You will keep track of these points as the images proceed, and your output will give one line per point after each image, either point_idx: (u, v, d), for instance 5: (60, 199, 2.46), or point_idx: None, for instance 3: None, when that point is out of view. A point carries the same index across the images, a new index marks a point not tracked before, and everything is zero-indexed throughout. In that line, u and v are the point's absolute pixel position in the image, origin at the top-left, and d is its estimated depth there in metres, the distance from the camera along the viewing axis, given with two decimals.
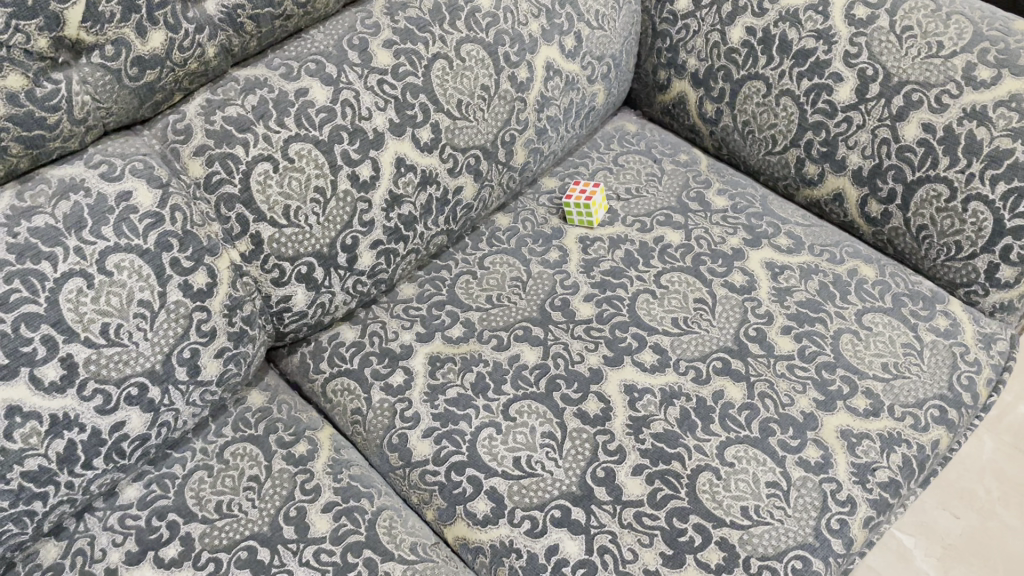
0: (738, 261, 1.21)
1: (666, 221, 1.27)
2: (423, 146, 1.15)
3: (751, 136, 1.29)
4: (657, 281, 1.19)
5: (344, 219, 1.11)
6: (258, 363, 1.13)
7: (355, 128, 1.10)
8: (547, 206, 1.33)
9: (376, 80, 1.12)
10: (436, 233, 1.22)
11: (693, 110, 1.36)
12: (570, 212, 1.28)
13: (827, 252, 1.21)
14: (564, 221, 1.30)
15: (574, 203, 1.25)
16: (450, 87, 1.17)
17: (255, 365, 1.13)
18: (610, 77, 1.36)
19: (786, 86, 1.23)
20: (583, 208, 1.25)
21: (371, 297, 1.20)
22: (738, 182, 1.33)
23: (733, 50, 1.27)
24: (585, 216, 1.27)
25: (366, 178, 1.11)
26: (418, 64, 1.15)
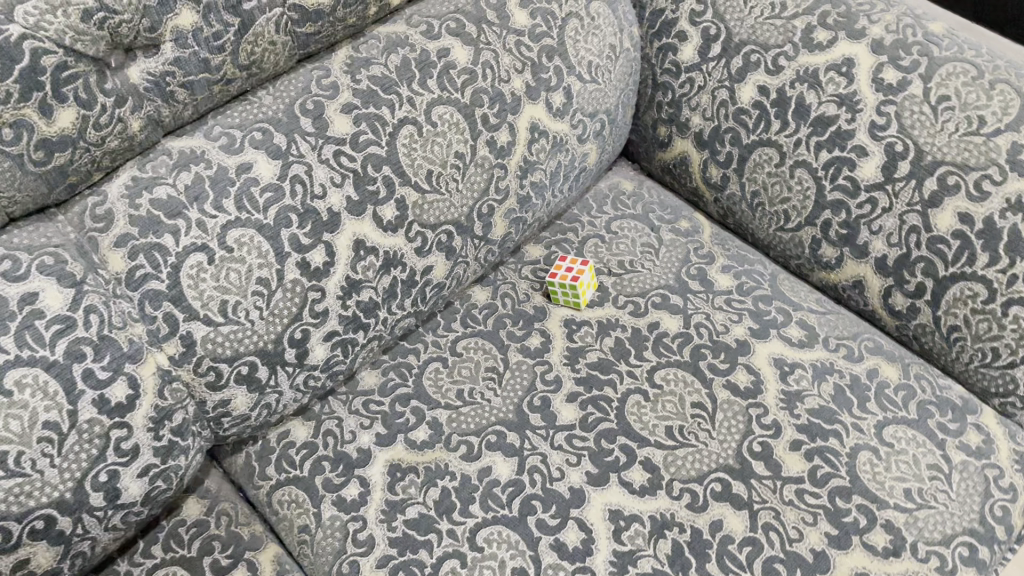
0: (743, 356, 1.07)
1: (662, 304, 1.12)
2: (387, 225, 1.01)
3: (761, 209, 1.14)
4: (651, 379, 1.05)
5: (292, 312, 0.96)
6: (195, 470, 1.00)
7: (306, 209, 0.96)
8: (530, 280, 1.19)
9: (332, 152, 0.98)
10: (401, 317, 1.08)
11: (696, 173, 1.21)
12: (554, 291, 1.13)
13: (844, 348, 1.07)
14: (548, 299, 1.16)
15: (558, 282, 1.11)
16: (418, 155, 1.02)
17: (192, 472, 0.99)
18: (604, 134, 1.21)
19: (802, 157, 1.08)
20: (568, 288, 1.10)
21: (326, 390, 1.06)
22: (745, 257, 1.18)
23: (743, 111, 1.13)
24: (570, 296, 1.12)
25: (318, 265, 0.97)
26: (381, 131, 1.00)
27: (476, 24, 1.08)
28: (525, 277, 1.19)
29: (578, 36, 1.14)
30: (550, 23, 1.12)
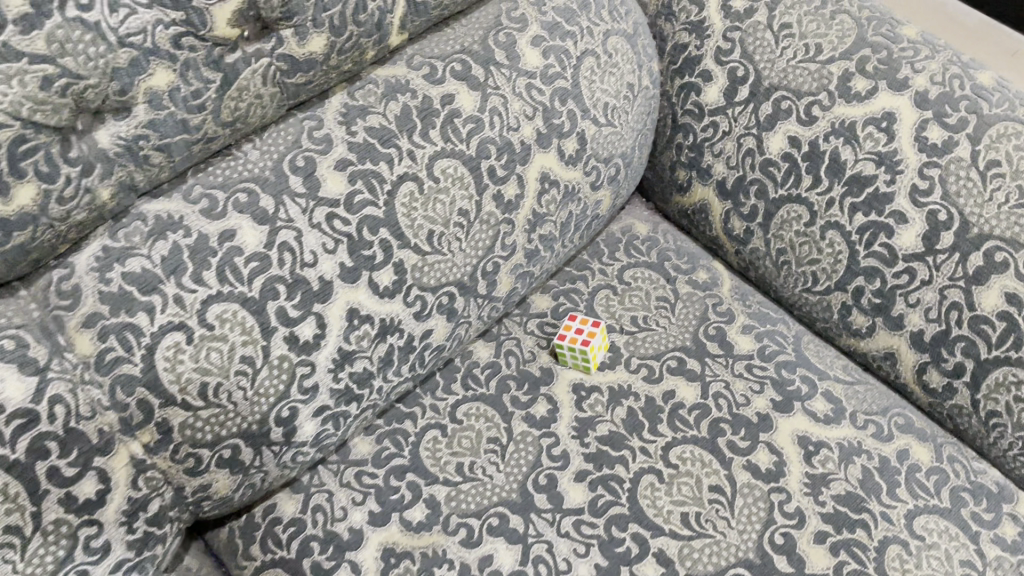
0: (764, 433, 1.00)
1: (679, 369, 1.05)
2: (384, 291, 0.93)
3: (786, 268, 1.06)
4: (666, 457, 0.98)
5: (279, 390, 0.88)
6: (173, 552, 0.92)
7: (296, 279, 0.88)
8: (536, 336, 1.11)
9: (324, 215, 0.89)
10: (398, 383, 1.00)
11: (716, 222, 1.12)
12: (562, 354, 1.05)
13: (872, 425, 1.00)
14: (555, 359, 1.08)
15: (566, 344, 1.03)
16: (418, 215, 0.94)
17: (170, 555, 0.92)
18: (619, 179, 1.12)
19: (834, 218, 1.00)
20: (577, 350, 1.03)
21: (316, 460, 0.98)
22: (768, 315, 1.10)
23: (771, 162, 1.04)
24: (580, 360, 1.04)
25: (308, 338, 0.89)
26: (379, 190, 0.92)
27: (484, 66, 0.99)
28: (532, 333, 1.11)
29: (594, 75, 1.05)
30: (565, 63, 1.03)
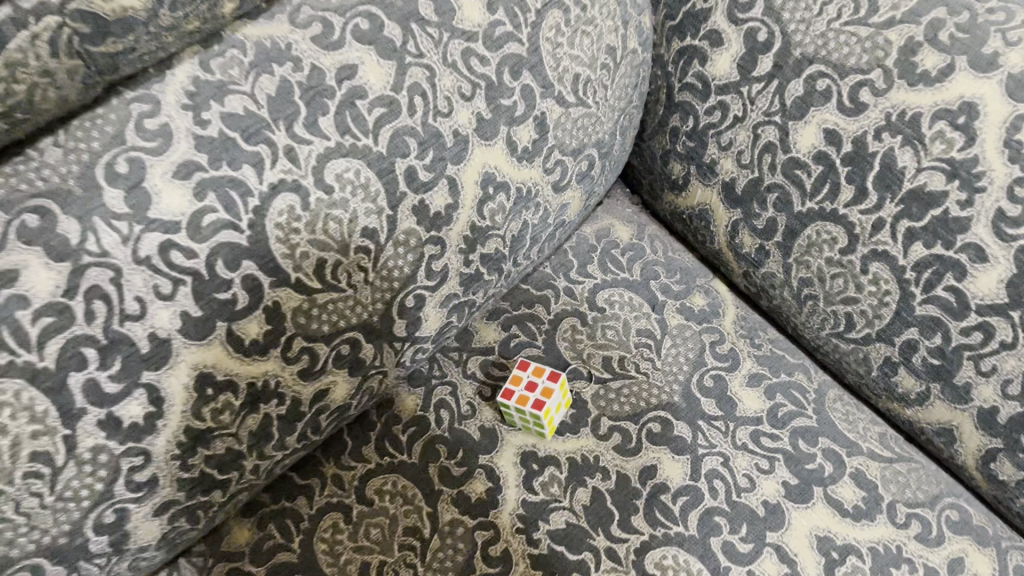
0: (772, 532, 0.75)
1: (662, 438, 0.80)
2: (251, 347, 0.66)
3: (810, 304, 0.80)
4: (640, 565, 0.73)
5: (97, 491, 0.63)
6: None
7: (114, 340, 0.60)
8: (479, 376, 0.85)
9: (157, 246, 0.61)
10: (284, 457, 0.75)
11: (720, 235, 0.85)
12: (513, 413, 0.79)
13: (917, 523, 0.75)
14: (501, 415, 0.82)
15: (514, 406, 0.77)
16: (301, 239, 0.66)
17: None
18: (593, 175, 0.85)
19: (882, 245, 0.72)
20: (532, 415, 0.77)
21: (171, 557, 0.73)
22: (783, 360, 0.84)
23: (799, 164, 0.75)
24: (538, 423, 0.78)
25: (135, 420, 0.63)
26: (241, 207, 0.64)
27: (402, 23, 0.68)
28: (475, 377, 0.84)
29: (561, 37, 0.75)
30: (518, 19, 0.72)
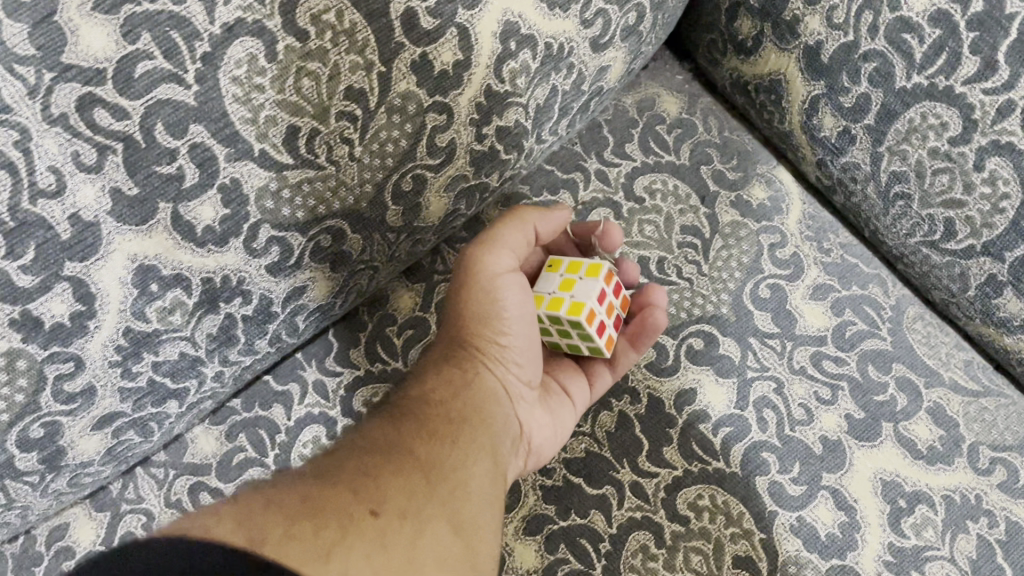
0: (829, 474, 0.63)
1: (705, 356, 0.67)
2: (205, 236, 0.53)
3: (899, 205, 0.65)
4: (670, 504, 0.63)
5: (17, 403, 0.52)
6: None
7: (24, 223, 0.48)
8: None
9: (77, 101, 0.47)
10: (255, 362, 0.64)
11: (792, 112, 0.69)
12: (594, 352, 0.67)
13: (1003, 468, 0.63)
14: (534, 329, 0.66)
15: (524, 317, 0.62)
16: (265, 99, 0.52)
17: None
18: (642, 32, 0.69)
19: (1006, 135, 0.57)
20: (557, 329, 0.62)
21: (125, 469, 0.63)
22: (856, 270, 0.70)
23: (909, 26, 0.58)
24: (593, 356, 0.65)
25: (60, 321, 0.51)
26: (186, 54, 0.49)
27: None
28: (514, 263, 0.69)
29: None
30: None
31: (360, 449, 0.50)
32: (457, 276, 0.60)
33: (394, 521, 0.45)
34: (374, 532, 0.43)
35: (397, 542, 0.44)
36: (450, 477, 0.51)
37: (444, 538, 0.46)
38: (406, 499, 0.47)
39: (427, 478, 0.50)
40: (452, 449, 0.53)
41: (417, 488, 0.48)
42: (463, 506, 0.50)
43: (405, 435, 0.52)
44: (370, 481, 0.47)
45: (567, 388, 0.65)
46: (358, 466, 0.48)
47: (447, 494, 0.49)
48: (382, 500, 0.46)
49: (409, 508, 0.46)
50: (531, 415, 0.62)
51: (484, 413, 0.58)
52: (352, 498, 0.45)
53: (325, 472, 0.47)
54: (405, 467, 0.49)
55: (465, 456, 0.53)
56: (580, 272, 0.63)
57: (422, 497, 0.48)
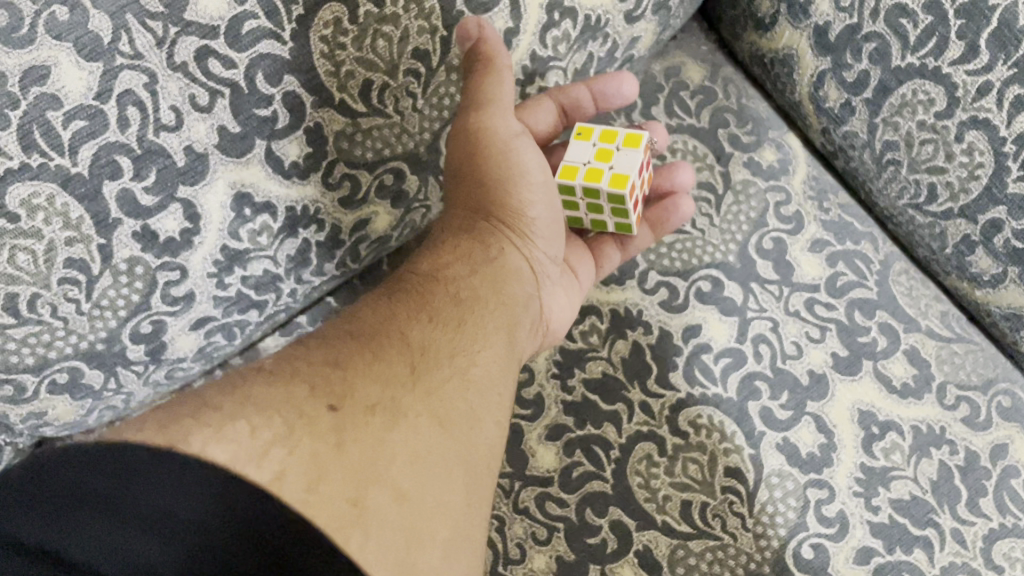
0: (813, 402, 0.73)
1: (711, 297, 0.77)
2: (291, 170, 0.64)
3: (890, 171, 0.74)
4: (674, 421, 0.73)
5: (133, 302, 0.63)
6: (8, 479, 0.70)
7: (147, 151, 0.58)
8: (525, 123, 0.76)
9: (195, 52, 0.57)
10: (322, 283, 0.74)
11: (802, 84, 0.78)
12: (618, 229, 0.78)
13: (966, 405, 0.73)
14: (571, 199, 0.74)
15: (564, 185, 0.72)
16: (347, 56, 0.62)
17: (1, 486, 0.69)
18: (672, 6, 0.77)
19: (983, 112, 0.65)
20: (597, 200, 0.73)
21: (208, 368, 0.74)
22: (850, 227, 0.79)
23: (905, 11, 0.67)
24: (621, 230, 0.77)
25: (172, 236, 0.62)
26: (284, 15, 0.58)
27: None
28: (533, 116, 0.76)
29: None
30: None
31: (354, 334, 0.58)
32: (464, 161, 0.69)
33: (355, 412, 0.51)
34: (335, 422, 0.49)
35: (357, 434, 0.49)
36: (445, 359, 0.59)
37: (424, 422, 0.53)
38: (383, 388, 0.54)
39: (413, 365, 0.57)
40: (452, 336, 0.61)
41: (404, 378, 0.55)
42: (448, 393, 0.57)
43: (398, 322, 0.60)
44: (348, 369, 0.54)
45: (575, 267, 0.77)
46: (347, 349, 0.56)
47: (433, 382, 0.57)
48: (356, 390, 0.52)
49: (383, 398, 0.53)
50: (547, 288, 0.73)
51: (486, 296, 0.66)
52: (320, 389, 0.51)
53: (305, 362, 0.54)
54: (393, 353, 0.57)
55: (462, 347, 0.61)
56: (618, 142, 0.73)
57: (404, 385, 0.55)
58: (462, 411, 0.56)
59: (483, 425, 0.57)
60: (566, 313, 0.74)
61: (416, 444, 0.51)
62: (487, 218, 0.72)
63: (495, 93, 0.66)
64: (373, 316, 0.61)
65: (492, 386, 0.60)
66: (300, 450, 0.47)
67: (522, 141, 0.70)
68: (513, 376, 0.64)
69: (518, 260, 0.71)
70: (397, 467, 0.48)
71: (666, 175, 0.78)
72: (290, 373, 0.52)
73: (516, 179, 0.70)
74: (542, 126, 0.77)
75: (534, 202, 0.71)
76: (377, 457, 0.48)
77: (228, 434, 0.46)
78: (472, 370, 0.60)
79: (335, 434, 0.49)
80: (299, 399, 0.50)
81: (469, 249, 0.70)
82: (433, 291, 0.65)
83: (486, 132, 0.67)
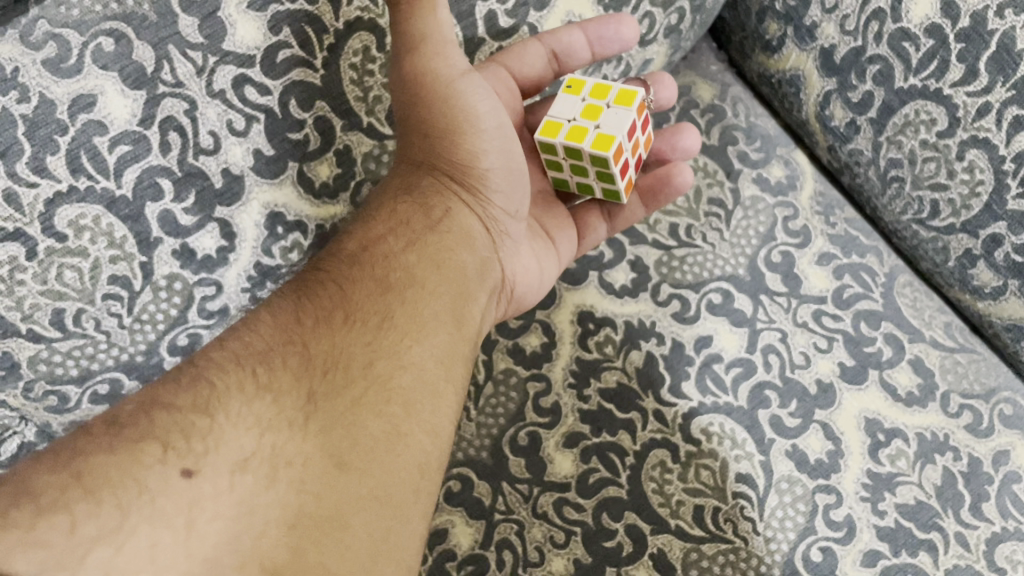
0: (821, 410, 0.76)
1: (722, 309, 0.79)
2: (321, 190, 0.68)
3: (895, 186, 0.77)
4: (686, 429, 0.75)
5: (171, 315, 0.65)
6: None
7: (188, 173, 0.62)
8: (515, 66, 0.74)
9: (232, 80, 0.62)
10: None
11: (809, 104, 0.81)
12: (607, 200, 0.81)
13: (969, 413, 0.75)
14: (565, 167, 0.76)
15: (547, 146, 0.72)
16: (375, 82, 0.67)
17: None
18: (683, 29, 0.80)
19: (983, 131, 0.68)
20: (580, 161, 0.73)
21: None
22: (856, 241, 0.82)
23: (907, 35, 0.70)
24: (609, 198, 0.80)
25: (209, 253, 0.65)
26: (316, 45, 0.64)
27: None
28: (523, 57, 0.74)
29: None
30: None
31: (238, 356, 0.53)
32: (406, 106, 0.67)
33: (212, 477, 0.46)
34: (183, 495, 0.44)
35: (216, 501, 0.45)
36: (354, 375, 0.55)
37: (311, 471, 0.49)
38: (259, 436, 0.49)
39: (309, 389, 0.53)
40: (369, 338, 0.58)
41: (292, 416, 0.51)
42: (352, 420, 0.52)
43: (298, 339, 0.56)
44: (218, 411, 0.49)
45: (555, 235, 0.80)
46: (228, 378, 0.51)
47: (331, 413, 0.52)
48: (223, 443, 0.48)
49: (257, 451, 0.48)
50: (508, 248, 0.74)
51: (423, 276, 0.63)
52: (174, 450, 0.46)
53: (156, 399, 0.48)
54: (284, 383, 0.52)
55: (380, 350, 0.57)
56: (608, 99, 0.73)
57: (297, 418, 0.51)
58: (372, 440, 0.52)
59: (405, 441, 0.54)
60: (533, 271, 0.76)
61: (295, 506, 0.47)
62: (432, 170, 0.71)
63: (427, 31, 0.63)
64: (272, 327, 0.56)
65: (418, 393, 0.57)
66: (132, 546, 0.42)
67: (472, 79, 0.66)
68: (454, 368, 0.61)
69: (468, 218, 0.70)
70: (269, 542, 0.45)
71: (669, 139, 0.82)
72: (144, 423, 0.46)
73: (466, 128, 0.68)
74: (532, 68, 0.75)
75: (487, 151, 0.69)
76: (237, 537, 0.45)
77: (41, 534, 0.41)
78: (395, 377, 0.56)
79: (181, 513, 0.44)
80: (142, 468, 0.44)
81: (411, 212, 0.68)
82: (353, 280, 0.61)
83: (426, 74, 0.64)
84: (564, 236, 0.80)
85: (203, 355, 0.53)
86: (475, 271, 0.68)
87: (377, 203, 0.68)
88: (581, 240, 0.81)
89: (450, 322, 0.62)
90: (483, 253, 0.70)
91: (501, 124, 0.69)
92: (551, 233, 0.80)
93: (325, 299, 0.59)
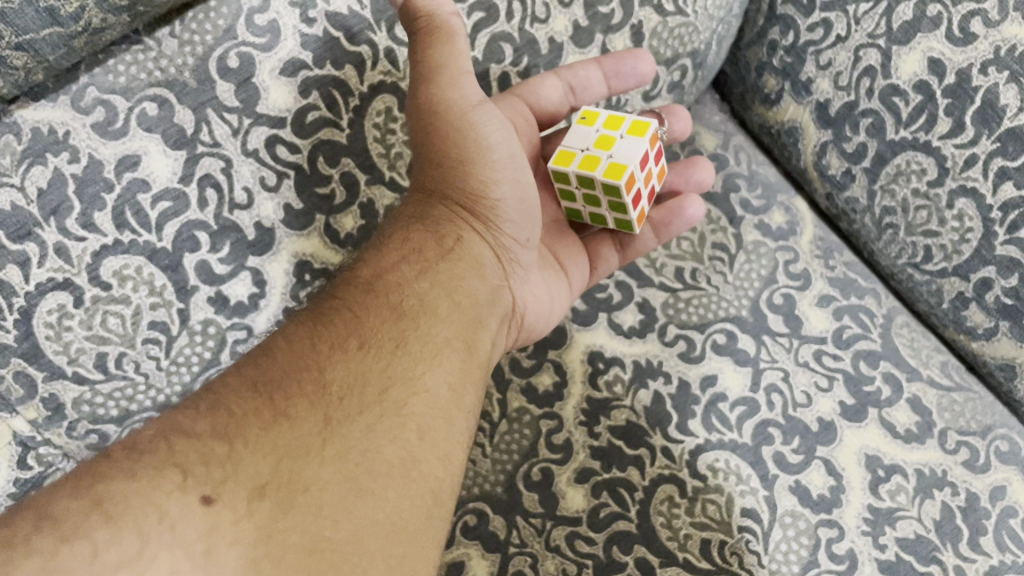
0: (823, 446, 0.79)
1: (726, 349, 0.83)
2: (346, 240, 0.73)
3: (890, 232, 0.81)
4: (693, 466, 0.78)
5: (205, 358, 0.69)
6: None
7: (225, 225, 0.68)
8: (532, 97, 0.78)
9: (265, 138, 0.67)
10: None
11: (807, 153, 0.85)
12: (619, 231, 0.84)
13: (966, 450, 0.78)
14: (577, 195, 0.78)
15: (561, 173, 0.75)
16: (397, 139, 0.73)
17: None
18: (685, 84, 0.85)
19: (971, 181, 0.73)
20: (594, 190, 0.76)
21: None
22: (854, 284, 0.85)
23: (896, 91, 0.75)
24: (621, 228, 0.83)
25: (241, 299, 0.70)
26: (342, 107, 0.69)
27: None
28: (541, 91, 0.78)
29: None
30: None
31: (254, 384, 0.56)
32: (423, 136, 0.70)
33: (230, 504, 0.49)
34: (205, 521, 0.47)
35: (237, 529, 0.48)
36: (368, 402, 0.58)
37: (327, 497, 0.52)
38: (278, 462, 0.52)
39: (325, 416, 0.56)
40: (381, 366, 0.61)
41: (309, 441, 0.54)
42: (367, 447, 0.56)
43: (313, 365, 0.59)
44: (237, 439, 0.52)
45: (565, 266, 0.82)
46: (244, 407, 0.54)
47: (345, 439, 0.55)
48: (242, 470, 0.51)
49: (275, 476, 0.51)
50: (519, 278, 0.76)
51: (435, 305, 0.66)
52: (194, 478, 0.49)
53: (177, 427, 0.52)
54: (301, 409, 0.56)
55: (394, 377, 0.61)
56: (622, 130, 0.76)
57: (313, 441, 0.54)
58: (385, 466, 0.56)
59: (416, 468, 0.57)
60: (541, 300, 0.78)
61: (314, 532, 0.50)
62: (444, 199, 0.72)
63: (444, 62, 0.66)
64: (287, 353, 0.60)
65: (430, 422, 0.60)
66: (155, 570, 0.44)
67: (485, 109, 0.69)
68: (464, 396, 0.64)
69: (480, 245, 0.72)
70: (288, 567, 0.48)
71: (683, 176, 0.86)
72: (164, 451, 0.50)
73: (478, 156, 0.70)
74: (548, 101, 0.78)
75: (500, 181, 0.71)
76: (256, 561, 0.47)
77: (66, 560, 0.43)
78: (406, 404, 0.60)
79: (202, 539, 0.46)
80: (164, 494, 0.47)
81: (422, 240, 0.70)
82: (365, 308, 0.64)
83: (440, 102, 0.67)
84: (576, 266, 0.83)
85: (221, 383, 0.57)
86: (486, 298, 0.71)
87: (390, 231, 0.70)
88: (592, 271, 0.84)
89: (461, 350, 0.66)
90: (494, 281, 0.72)
91: (513, 154, 0.71)
92: (564, 262, 0.82)
93: (339, 327, 0.63)
